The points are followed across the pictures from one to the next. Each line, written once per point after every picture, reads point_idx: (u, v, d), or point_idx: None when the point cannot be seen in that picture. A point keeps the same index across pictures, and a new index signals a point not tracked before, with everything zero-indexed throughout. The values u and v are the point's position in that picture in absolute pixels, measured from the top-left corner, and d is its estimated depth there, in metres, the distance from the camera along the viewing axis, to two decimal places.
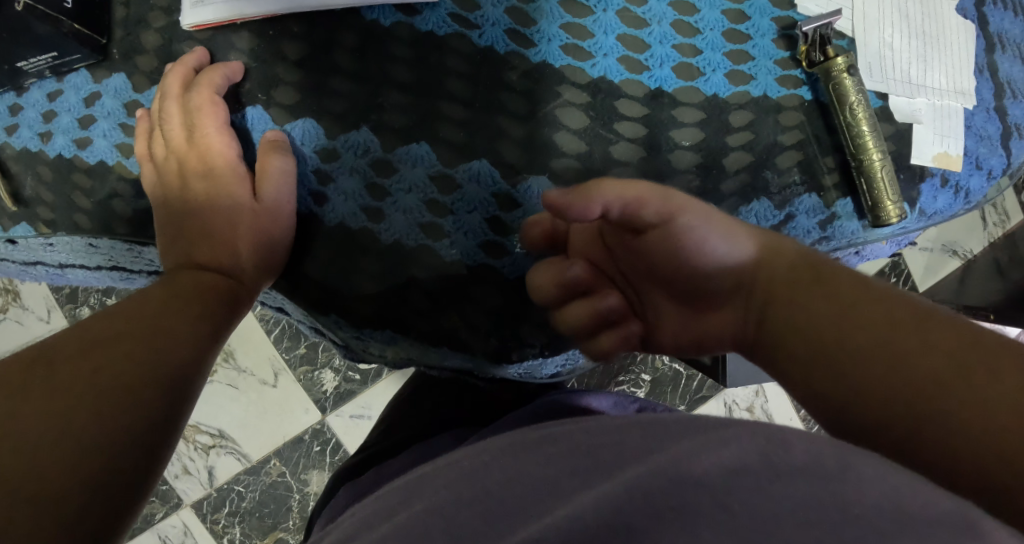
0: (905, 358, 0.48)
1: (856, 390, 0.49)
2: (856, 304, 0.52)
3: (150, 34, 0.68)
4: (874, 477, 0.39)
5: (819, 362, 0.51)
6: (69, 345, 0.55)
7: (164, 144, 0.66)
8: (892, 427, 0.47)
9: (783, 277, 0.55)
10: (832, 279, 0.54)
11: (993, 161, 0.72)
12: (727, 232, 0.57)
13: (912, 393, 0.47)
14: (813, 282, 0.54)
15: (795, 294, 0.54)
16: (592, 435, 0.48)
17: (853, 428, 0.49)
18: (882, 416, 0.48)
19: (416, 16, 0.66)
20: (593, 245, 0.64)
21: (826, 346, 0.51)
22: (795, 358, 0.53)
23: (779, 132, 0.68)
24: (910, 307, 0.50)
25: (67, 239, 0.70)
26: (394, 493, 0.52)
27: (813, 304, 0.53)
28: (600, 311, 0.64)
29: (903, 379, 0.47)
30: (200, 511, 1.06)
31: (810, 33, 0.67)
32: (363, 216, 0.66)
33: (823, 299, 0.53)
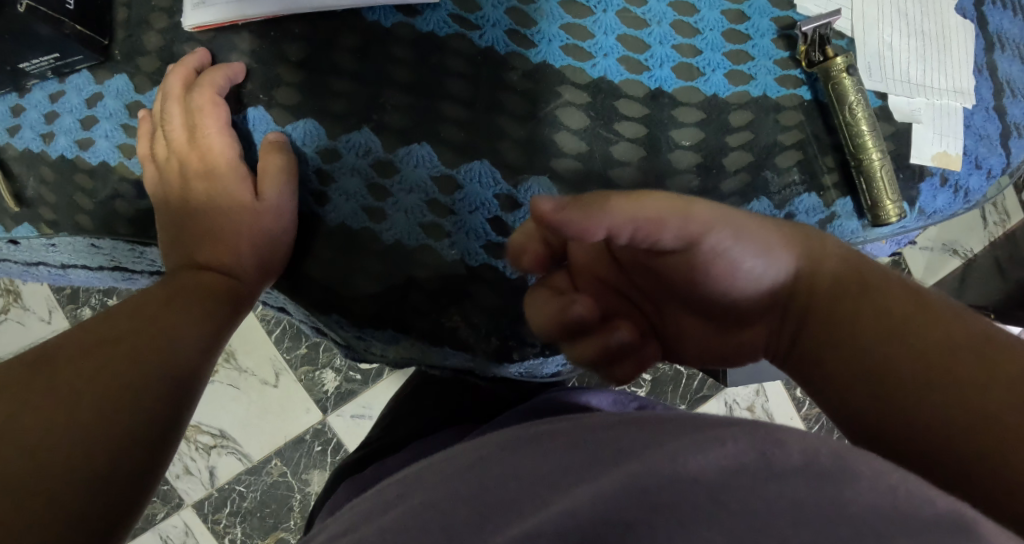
0: (954, 384, 0.47)
1: (906, 414, 0.49)
2: (911, 320, 0.51)
3: (152, 35, 0.68)
4: (869, 478, 0.39)
5: (869, 379, 0.50)
6: (71, 346, 0.56)
7: (166, 145, 0.67)
8: (941, 453, 0.47)
9: (831, 290, 0.53)
10: (881, 292, 0.52)
11: (992, 160, 0.72)
12: (765, 245, 0.54)
13: (964, 421, 0.46)
14: (865, 297, 0.52)
15: (845, 308, 0.52)
16: (593, 433, 0.48)
17: (872, 426, 0.50)
18: (904, 420, 0.49)
19: (417, 17, 0.66)
20: (600, 263, 0.60)
21: (877, 367, 0.50)
22: (842, 375, 0.52)
23: (778, 131, 0.68)
24: (964, 330, 0.49)
25: (69, 240, 0.70)
26: (392, 488, 0.52)
27: (865, 319, 0.52)
28: (610, 346, 0.61)
29: (954, 405, 0.47)
30: (202, 511, 1.07)
31: (808, 33, 0.67)
32: (364, 216, 0.66)
33: (875, 315, 0.51)
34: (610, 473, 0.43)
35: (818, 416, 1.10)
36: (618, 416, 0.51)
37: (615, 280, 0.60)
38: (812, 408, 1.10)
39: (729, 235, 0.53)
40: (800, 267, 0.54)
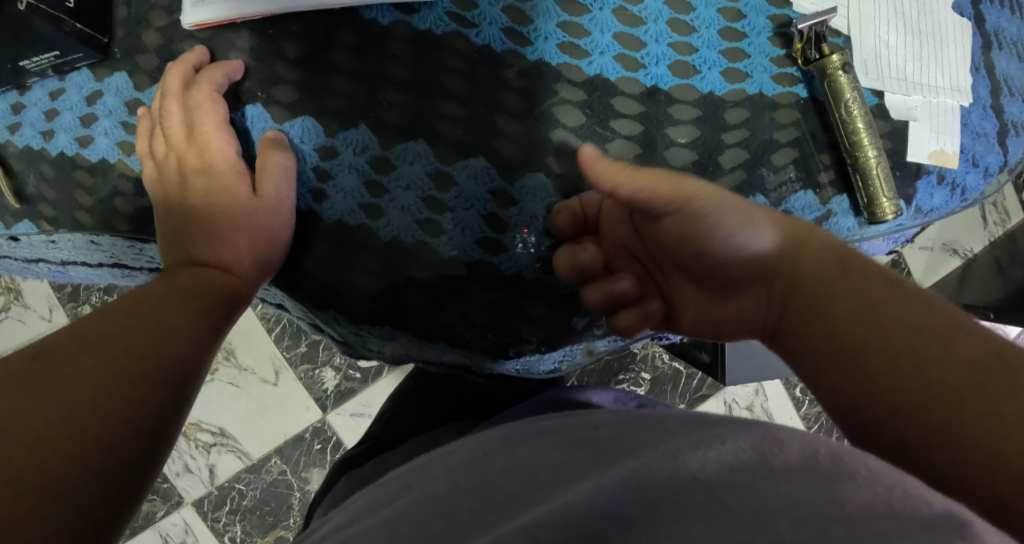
0: (913, 365, 0.49)
1: (873, 392, 0.50)
2: (882, 303, 0.52)
3: (152, 33, 0.69)
4: (859, 473, 0.40)
5: (840, 356, 0.52)
6: (70, 343, 0.56)
7: (165, 142, 0.67)
8: (903, 425, 0.49)
9: (812, 269, 0.55)
10: (858, 277, 0.54)
11: (990, 159, 0.73)
12: (750, 221, 0.58)
13: (928, 399, 0.48)
14: (840, 280, 0.54)
15: (822, 287, 0.54)
16: (589, 432, 0.48)
17: (856, 415, 0.51)
18: (882, 405, 0.50)
19: (414, 15, 0.67)
20: (621, 227, 0.67)
21: (850, 345, 0.52)
22: (820, 350, 0.53)
23: (774, 129, 0.69)
24: (935, 315, 0.51)
25: (69, 236, 0.71)
26: (390, 483, 0.53)
27: (838, 299, 0.53)
28: (616, 296, 0.66)
29: (922, 381, 0.49)
30: (201, 509, 1.07)
31: (805, 31, 0.68)
32: (361, 212, 0.66)
33: (853, 297, 0.53)
34: (606, 470, 0.43)
35: (817, 415, 1.10)
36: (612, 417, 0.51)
37: (633, 245, 0.67)
38: (811, 407, 1.10)
39: (712, 203, 0.59)
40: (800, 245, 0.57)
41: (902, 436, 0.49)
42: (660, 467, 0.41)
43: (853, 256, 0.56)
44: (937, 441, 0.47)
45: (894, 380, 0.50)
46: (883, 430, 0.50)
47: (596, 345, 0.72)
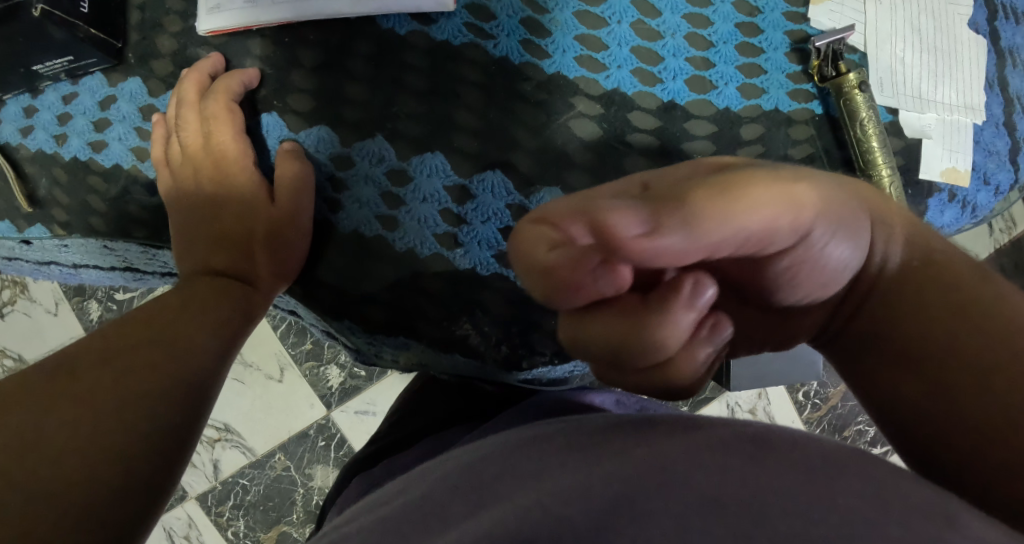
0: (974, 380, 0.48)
1: (932, 408, 0.49)
2: (966, 314, 0.49)
3: (166, 38, 0.68)
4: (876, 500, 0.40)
5: (901, 363, 0.50)
6: (89, 355, 0.56)
7: (181, 150, 0.67)
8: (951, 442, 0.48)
9: (894, 276, 0.50)
10: (945, 284, 0.50)
11: (1001, 176, 0.73)
12: (853, 234, 0.47)
13: (984, 422, 0.47)
14: (923, 288, 0.50)
15: (902, 294, 0.50)
16: (595, 434, 0.48)
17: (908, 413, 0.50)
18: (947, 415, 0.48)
19: (432, 25, 0.66)
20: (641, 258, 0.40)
21: (912, 354, 0.50)
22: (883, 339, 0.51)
23: (789, 146, 0.69)
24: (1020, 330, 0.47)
25: (82, 242, 0.71)
26: (397, 483, 0.53)
27: (911, 309, 0.50)
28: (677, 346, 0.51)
29: (987, 402, 0.47)
30: (205, 503, 1.08)
31: (822, 48, 0.67)
32: (377, 223, 0.66)
33: (937, 309, 0.49)
34: (610, 463, 0.43)
35: (819, 419, 1.11)
36: (615, 418, 0.51)
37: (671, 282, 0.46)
38: (813, 411, 1.11)
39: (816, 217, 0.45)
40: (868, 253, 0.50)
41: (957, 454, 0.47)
42: None
43: (930, 247, 0.52)
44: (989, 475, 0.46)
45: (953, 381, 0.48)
46: (948, 452, 0.48)
47: None
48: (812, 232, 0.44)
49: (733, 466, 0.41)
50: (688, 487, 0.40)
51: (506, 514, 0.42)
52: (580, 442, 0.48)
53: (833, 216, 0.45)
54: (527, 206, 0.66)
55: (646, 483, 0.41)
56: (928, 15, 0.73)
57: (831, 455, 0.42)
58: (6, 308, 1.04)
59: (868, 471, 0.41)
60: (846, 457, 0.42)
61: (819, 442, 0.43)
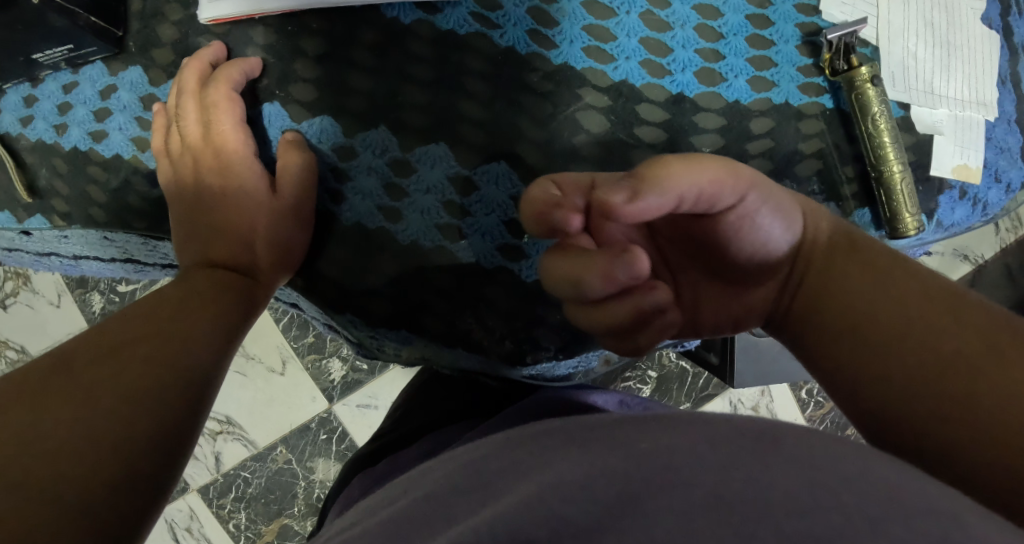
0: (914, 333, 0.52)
1: (875, 358, 0.52)
2: (892, 278, 0.54)
3: (167, 26, 0.67)
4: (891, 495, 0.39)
5: (853, 338, 0.54)
6: (88, 350, 0.56)
7: (181, 140, 0.66)
8: (902, 397, 0.51)
9: (824, 249, 0.57)
10: (867, 253, 0.56)
11: (1012, 174, 0.72)
12: (786, 213, 0.56)
13: (940, 370, 0.50)
14: (855, 255, 0.56)
15: (834, 267, 0.56)
16: (601, 433, 0.47)
17: (879, 408, 0.52)
18: (917, 395, 0.50)
19: (437, 15, 0.65)
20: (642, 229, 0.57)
21: (859, 321, 0.54)
22: (829, 326, 0.55)
23: (799, 139, 0.68)
24: (939, 291, 0.53)
25: (82, 233, 0.70)
26: (402, 482, 0.52)
27: (852, 278, 0.55)
28: None
29: (933, 358, 0.50)
30: (206, 495, 1.07)
31: (833, 42, 0.67)
32: (379, 215, 0.65)
33: (864, 278, 0.55)
34: (618, 458, 0.43)
35: (822, 417, 1.11)
36: (621, 415, 0.50)
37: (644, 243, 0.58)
38: (816, 409, 1.11)
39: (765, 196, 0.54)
40: (804, 231, 0.57)
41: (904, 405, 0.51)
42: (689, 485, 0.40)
43: (861, 239, 0.57)
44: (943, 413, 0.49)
45: (922, 361, 0.51)
46: (897, 413, 0.51)
47: (612, 353, 0.72)
48: (749, 196, 0.53)
49: (745, 463, 0.40)
50: (698, 485, 0.39)
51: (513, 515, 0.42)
52: (586, 441, 0.47)
53: (767, 197, 0.55)
54: None
55: (656, 480, 0.40)
56: (941, 9, 0.71)
57: (845, 453, 0.41)
58: (8, 300, 1.03)
59: (880, 469, 0.40)
60: (858, 457, 0.41)
61: (831, 439, 0.43)
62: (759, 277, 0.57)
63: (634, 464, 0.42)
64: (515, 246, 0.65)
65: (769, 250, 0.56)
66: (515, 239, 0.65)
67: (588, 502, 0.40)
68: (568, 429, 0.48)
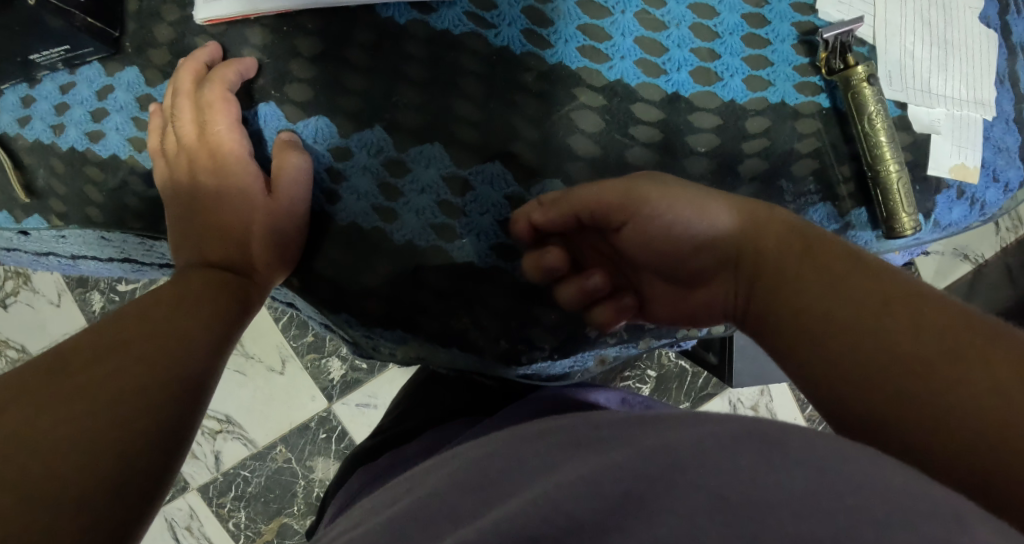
0: (877, 331, 0.48)
1: (845, 363, 0.49)
2: (848, 277, 0.51)
3: (164, 27, 0.67)
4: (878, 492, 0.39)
5: (817, 342, 0.50)
6: (84, 351, 0.56)
7: (176, 140, 0.66)
8: (866, 393, 0.47)
9: (774, 250, 0.54)
10: (819, 252, 0.53)
11: (1010, 173, 0.72)
12: (701, 208, 0.57)
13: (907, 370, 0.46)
14: (807, 256, 0.53)
15: (789, 268, 0.53)
16: (594, 435, 0.47)
17: (854, 417, 0.48)
18: (891, 400, 0.46)
19: (432, 14, 0.65)
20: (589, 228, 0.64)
21: (825, 326, 0.50)
22: (786, 329, 0.52)
23: (795, 139, 0.67)
24: (898, 286, 0.50)
25: (79, 233, 0.70)
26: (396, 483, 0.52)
27: (808, 281, 0.52)
28: (588, 290, 0.65)
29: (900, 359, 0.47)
30: (206, 494, 1.07)
31: (830, 40, 0.66)
32: (374, 215, 0.66)
33: (815, 276, 0.52)
34: (611, 460, 0.43)
35: (821, 418, 1.10)
36: (613, 415, 0.50)
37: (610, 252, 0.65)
38: (816, 409, 1.11)
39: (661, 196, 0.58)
40: (738, 227, 0.57)
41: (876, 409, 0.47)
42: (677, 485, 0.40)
43: (808, 237, 0.55)
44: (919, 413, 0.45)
45: (887, 361, 0.47)
46: (872, 421, 0.47)
47: (607, 352, 0.71)
48: (648, 203, 0.58)
49: (737, 464, 0.40)
50: (686, 484, 0.39)
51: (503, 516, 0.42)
52: (579, 442, 0.47)
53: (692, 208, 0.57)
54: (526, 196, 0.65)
55: (644, 480, 0.40)
56: (938, 8, 0.71)
57: (834, 453, 0.41)
58: (8, 299, 1.04)
59: (873, 468, 0.40)
60: (848, 456, 0.41)
61: (823, 439, 0.43)
62: (694, 272, 0.59)
63: (625, 465, 0.42)
64: (509, 246, 0.66)
65: (692, 248, 0.58)
66: (510, 239, 0.66)
67: (578, 504, 0.40)
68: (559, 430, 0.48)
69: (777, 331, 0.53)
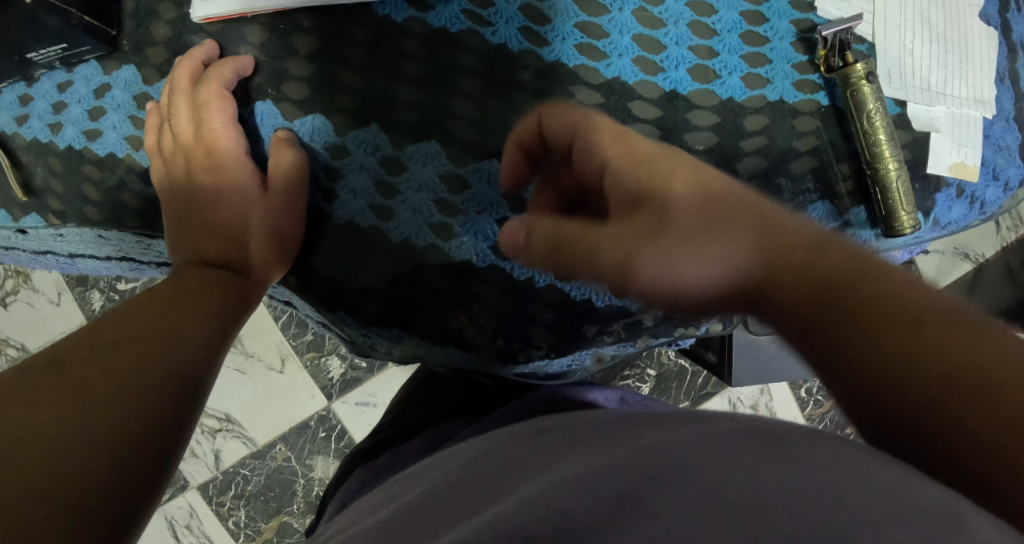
0: (935, 348, 0.46)
1: (906, 394, 0.45)
2: (909, 300, 0.47)
3: (161, 25, 0.67)
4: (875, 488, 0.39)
5: (875, 371, 0.46)
6: (80, 349, 0.56)
7: (173, 139, 0.66)
8: (936, 421, 0.45)
9: (830, 266, 0.49)
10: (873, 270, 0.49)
11: (1010, 172, 0.71)
12: (757, 228, 0.51)
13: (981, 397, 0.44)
14: (860, 272, 0.49)
15: (842, 286, 0.48)
16: (589, 434, 0.47)
17: (920, 449, 0.45)
18: (957, 431, 0.44)
19: (429, 12, 0.65)
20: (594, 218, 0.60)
21: (882, 355, 0.46)
22: (850, 358, 0.47)
23: (794, 137, 0.67)
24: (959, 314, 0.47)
25: (76, 231, 0.70)
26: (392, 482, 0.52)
27: (868, 300, 0.48)
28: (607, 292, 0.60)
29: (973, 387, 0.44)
30: (205, 493, 1.08)
31: (829, 38, 0.66)
32: (370, 213, 0.66)
33: (875, 294, 0.48)
34: (606, 459, 0.43)
35: (821, 417, 1.10)
36: (608, 414, 0.50)
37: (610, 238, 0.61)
38: (816, 408, 1.10)
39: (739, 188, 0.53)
40: (793, 243, 0.50)
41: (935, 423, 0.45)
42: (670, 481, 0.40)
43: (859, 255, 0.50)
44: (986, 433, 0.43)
45: (960, 389, 0.45)
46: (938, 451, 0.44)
47: (605, 351, 0.70)
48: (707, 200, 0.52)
49: (732, 464, 0.40)
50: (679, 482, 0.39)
51: (499, 516, 0.42)
52: (573, 441, 0.47)
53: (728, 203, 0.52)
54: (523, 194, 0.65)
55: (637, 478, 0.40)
56: (938, 5, 0.71)
57: (830, 449, 0.41)
58: (7, 298, 1.04)
59: (871, 469, 0.40)
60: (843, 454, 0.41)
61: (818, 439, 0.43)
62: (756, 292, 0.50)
63: (621, 465, 0.42)
64: None
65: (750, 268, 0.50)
66: None
67: (574, 503, 0.40)
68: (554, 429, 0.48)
69: (840, 355, 0.47)
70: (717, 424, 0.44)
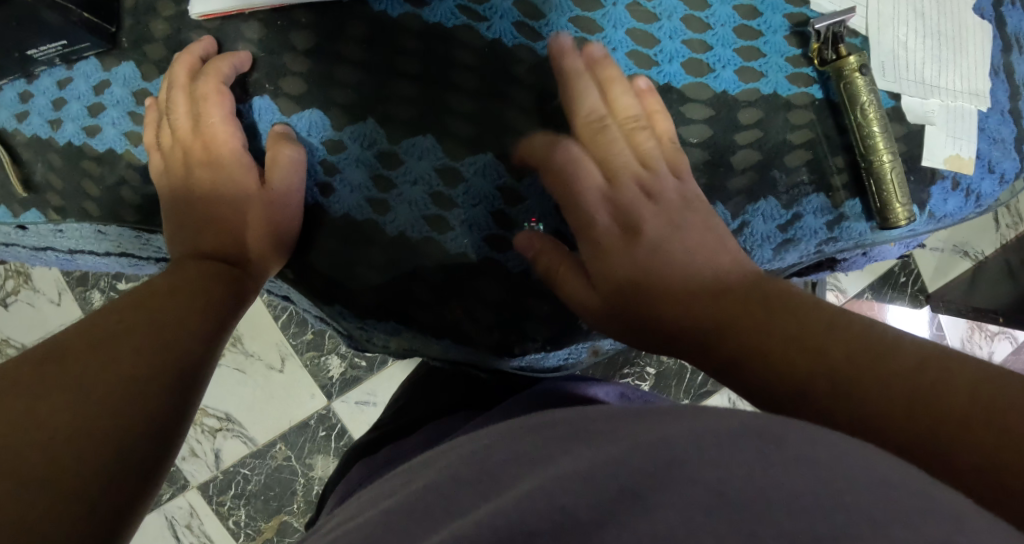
0: (883, 365, 0.51)
1: (875, 404, 0.50)
2: (845, 327, 0.54)
3: (159, 22, 0.68)
4: (865, 476, 0.39)
5: (841, 390, 0.51)
6: (79, 340, 0.56)
7: (172, 134, 0.67)
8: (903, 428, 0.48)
9: (777, 297, 0.57)
10: (808, 305, 0.56)
11: (1005, 165, 0.71)
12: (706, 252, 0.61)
13: (929, 397, 0.49)
14: (802, 306, 0.56)
15: (788, 311, 0.56)
16: (582, 421, 0.47)
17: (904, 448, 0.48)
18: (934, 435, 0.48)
19: (424, 8, 0.66)
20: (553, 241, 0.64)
21: (843, 369, 0.52)
22: (814, 377, 0.52)
23: (788, 130, 0.67)
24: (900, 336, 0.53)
25: (76, 226, 0.72)
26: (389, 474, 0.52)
27: (813, 323, 0.55)
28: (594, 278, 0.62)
29: (927, 394, 0.49)
30: (206, 493, 1.08)
31: (822, 31, 0.66)
32: (367, 207, 0.66)
33: (820, 322, 0.55)
34: (600, 448, 0.43)
35: None
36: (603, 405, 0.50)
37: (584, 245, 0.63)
38: None
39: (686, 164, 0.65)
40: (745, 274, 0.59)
41: (881, 424, 0.49)
42: (661, 468, 0.40)
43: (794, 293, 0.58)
44: (922, 425, 0.48)
45: (914, 396, 0.49)
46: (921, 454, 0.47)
47: (601, 343, 0.72)
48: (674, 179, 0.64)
49: (727, 455, 0.40)
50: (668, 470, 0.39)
51: (493, 507, 0.42)
52: (566, 430, 0.47)
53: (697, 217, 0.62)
54: (517, 187, 0.65)
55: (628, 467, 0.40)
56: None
57: (820, 439, 0.41)
58: (8, 298, 1.04)
59: (866, 463, 0.40)
60: (833, 443, 0.41)
61: (811, 428, 0.43)
62: (722, 314, 0.57)
63: (614, 455, 0.42)
64: (500, 236, 0.66)
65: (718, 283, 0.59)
66: (500, 229, 0.66)
67: (571, 491, 0.40)
68: (546, 420, 0.49)
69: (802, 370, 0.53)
70: (711, 412, 0.44)
